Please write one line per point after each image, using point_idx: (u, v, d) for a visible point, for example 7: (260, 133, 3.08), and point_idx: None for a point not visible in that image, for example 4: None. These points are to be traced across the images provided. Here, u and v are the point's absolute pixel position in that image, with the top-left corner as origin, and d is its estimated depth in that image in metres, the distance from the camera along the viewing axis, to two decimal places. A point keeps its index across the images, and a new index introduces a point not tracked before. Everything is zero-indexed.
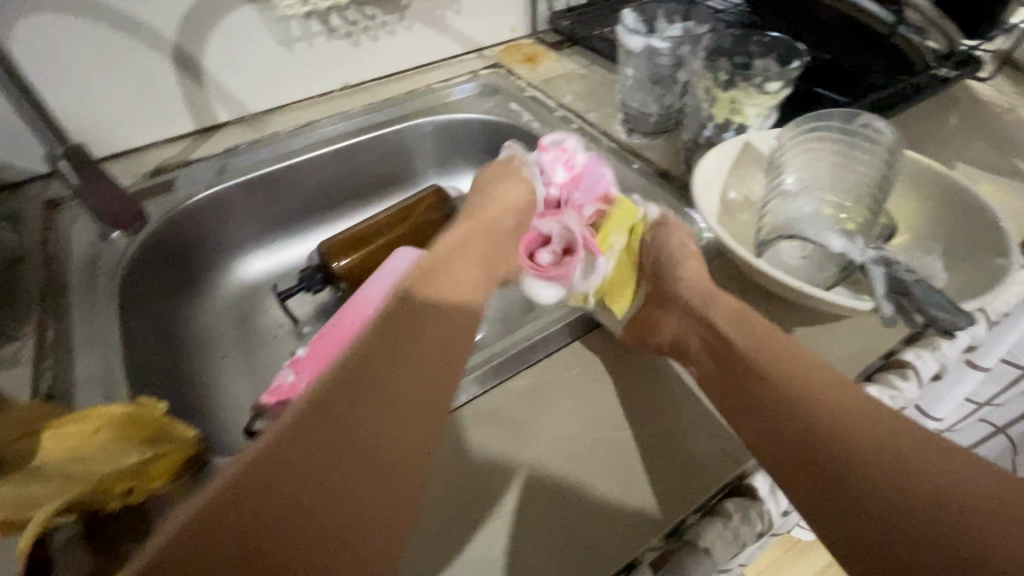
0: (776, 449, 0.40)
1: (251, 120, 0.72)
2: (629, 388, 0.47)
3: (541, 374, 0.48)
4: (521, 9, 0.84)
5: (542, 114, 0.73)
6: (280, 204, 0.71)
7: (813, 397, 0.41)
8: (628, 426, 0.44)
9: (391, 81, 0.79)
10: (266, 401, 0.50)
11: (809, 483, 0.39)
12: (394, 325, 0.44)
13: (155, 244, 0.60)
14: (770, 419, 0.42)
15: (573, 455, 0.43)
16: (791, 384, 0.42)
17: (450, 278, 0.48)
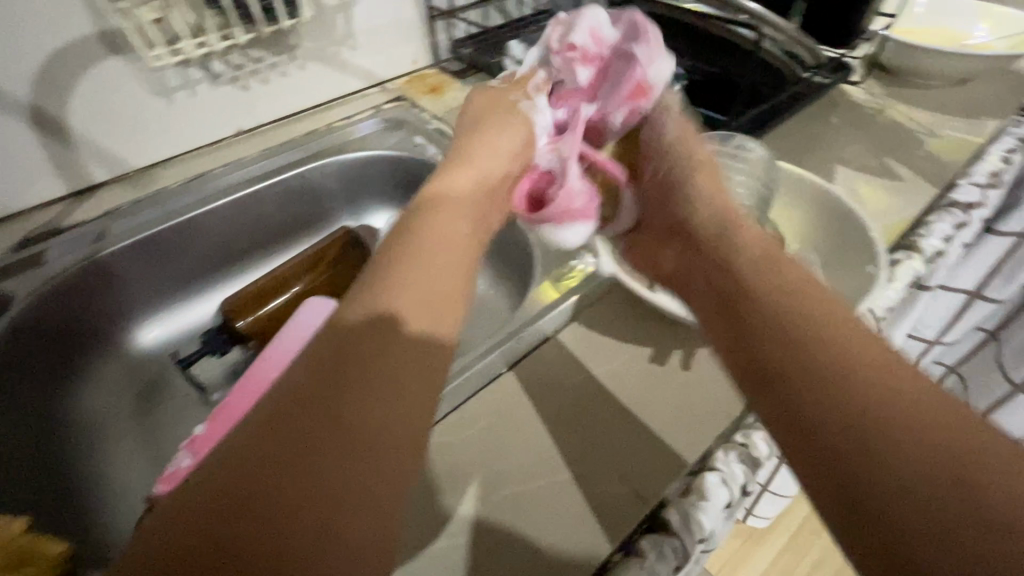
0: (793, 399, 0.36)
1: (134, 177, 0.67)
2: (561, 421, 0.44)
3: (468, 419, 0.45)
4: (421, 40, 0.83)
5: (447, 147, 0.72)
6: (175, 265, 0.66)
7: (842, 345, 0.36)
8: (556, 466, 0.41)
9: (289, 123, 0.76)
10: (158, 491, 0.45)
11: (820, 440, 0.34)
12: (359, 344, 0.35)
13: (23, 327, 0.54)
14: (790, 365, 0.37)
15: (498, 504, 0.39)
16: (824, 357, 0.36)
17: (423, 285, 0.39)
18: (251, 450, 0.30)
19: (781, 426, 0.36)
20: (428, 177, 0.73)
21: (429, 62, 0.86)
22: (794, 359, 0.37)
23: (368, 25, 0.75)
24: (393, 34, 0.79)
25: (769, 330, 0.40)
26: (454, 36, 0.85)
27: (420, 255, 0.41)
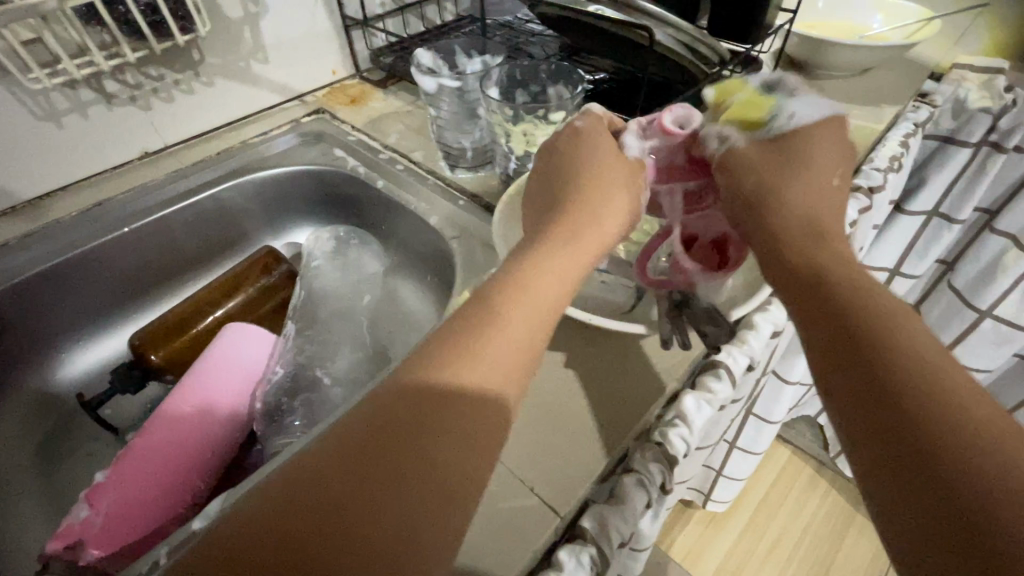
0: (847, 396, 0.30)
1: (29, 208, 0.63)
2: (504, 436, 0.43)
3: None
4: (338, 50, 0.81)
5: (368, 158, 0.70)
6: (79, 300, 0.62)
7: (901, 335, 0.30)
8: (490, 482, 0.41)
9: (201, 143, 0.72)
10: (51, 549, 0.42)
11: (876, 448, 0.28)
12: (422, 402, 0.32)
13: None
14: (849, 350, 0.31)
15: None
16: (889, 348, 0.30)
17: (488, 337, 0.35)
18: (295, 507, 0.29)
19: (837, 408, 0.31)
20: (350, 190, 0.71)
21: (349, 72, 0.84)
22: (844, 337, 0.31)
23: (278, 37, 0.73)
24: (307, 45, 0.76)
25: (819, 297, 0.34)
26: (373, 45, 0.84)
27: (503, 310, 0.35)
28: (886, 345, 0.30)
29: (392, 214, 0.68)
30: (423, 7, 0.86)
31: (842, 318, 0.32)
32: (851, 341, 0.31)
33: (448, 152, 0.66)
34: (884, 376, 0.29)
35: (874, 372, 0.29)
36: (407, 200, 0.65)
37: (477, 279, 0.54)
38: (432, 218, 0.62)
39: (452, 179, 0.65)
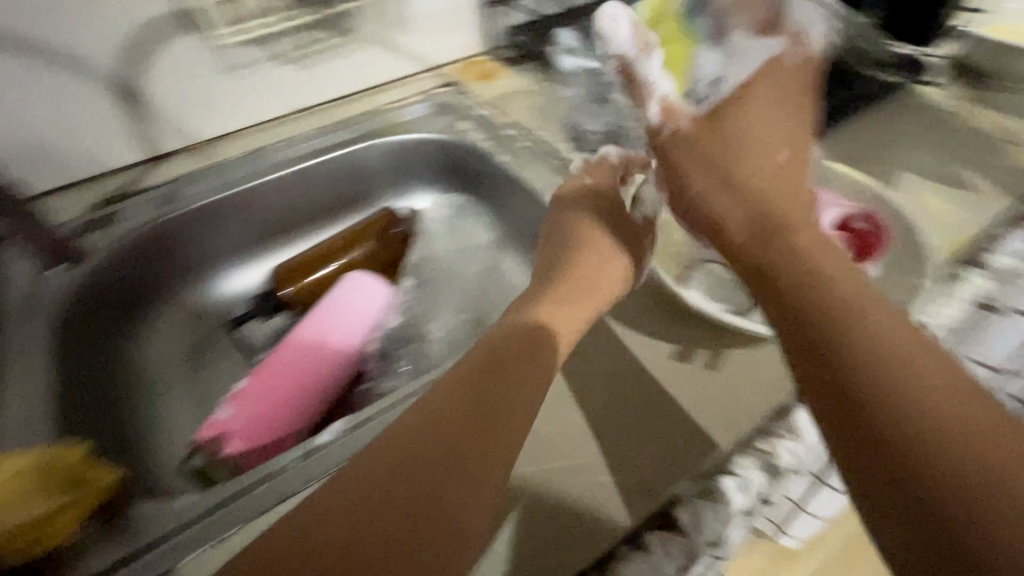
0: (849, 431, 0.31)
1: (201, 148, 0.72)
2: (595, 411, 0.45)
3: None
4: (476, 27, 0.83)
5: (491, 133, 0.73)
6: (229, 233, 0.70)
7: (903, 365, 0.31)
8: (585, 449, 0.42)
9: (343, 104, 0.78)
10: (201, 437, 0.50)
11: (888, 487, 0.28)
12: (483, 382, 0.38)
13: (98, 279, 0.60)
14: (853, 396, 0.31)
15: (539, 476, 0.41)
16: (884, 378, 0.31)
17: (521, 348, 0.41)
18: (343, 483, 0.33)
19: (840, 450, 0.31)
20: (471, 162, 0.74)
21: (483, 49, 0.87)
22: (864, 396, 0.31)
23: (424, 10, 0.77)
24: (449, 20, 0.80)
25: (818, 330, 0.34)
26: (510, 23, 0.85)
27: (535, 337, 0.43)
28: (914, 413, 0.29)
29: (507, 189, 0.70)
30: None
31: (860, 375, 0.31)
32: (864, 403, 0.30)
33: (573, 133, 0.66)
34: (904, 443, 0.29)
35: (899, 442, 0.29)
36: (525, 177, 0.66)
37: None
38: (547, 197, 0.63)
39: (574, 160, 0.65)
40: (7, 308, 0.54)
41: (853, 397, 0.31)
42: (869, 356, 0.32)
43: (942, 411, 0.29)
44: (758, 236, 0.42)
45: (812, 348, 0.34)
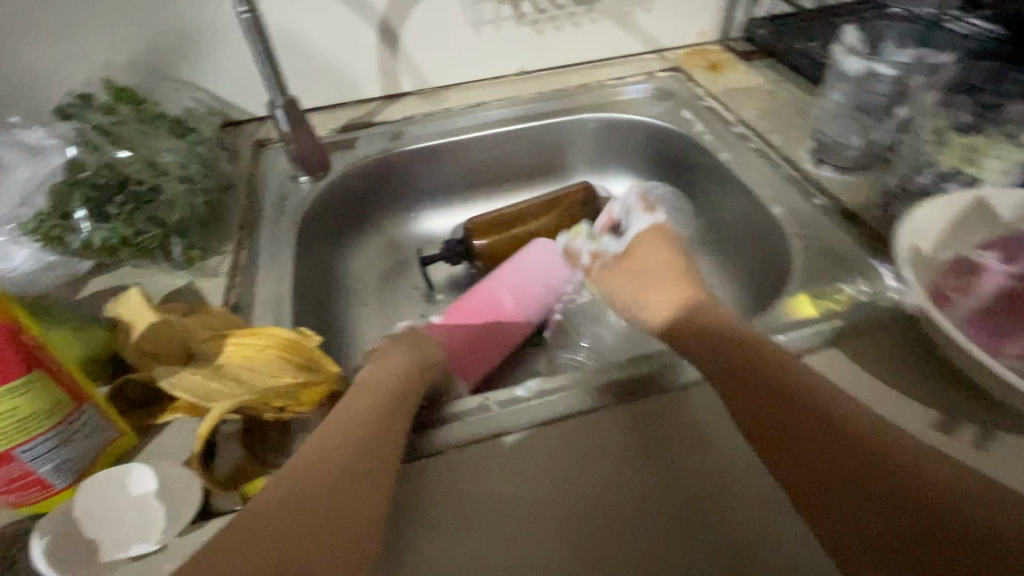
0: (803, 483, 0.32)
1: (431, 92, 0.74)
2: None
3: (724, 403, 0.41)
4: (715, 13, 0.77)
5: (716, 127, 0.67)
6: (439, 177, 0.72)
7: (805, 423, 0.34)
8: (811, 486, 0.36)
9: (564, 73, 0.77)
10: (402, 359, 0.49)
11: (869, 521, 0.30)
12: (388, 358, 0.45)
13: (331, 195, 0.64)
14: (763, 428, 0.35)
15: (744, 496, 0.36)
16: (839, 445, 0.33)
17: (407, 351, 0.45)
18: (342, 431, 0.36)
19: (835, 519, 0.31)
20: (688, 154, 0.68)
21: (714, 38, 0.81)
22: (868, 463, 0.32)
23: None
24: (691, 2, 0.75)
25: (786, 409, 0.35)
26: (751, 15, 0.79)
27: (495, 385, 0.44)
28: (820, 461, 0.33)
29: (723, 190, 0.65)
30: None
31: (842, 443, 0.33)
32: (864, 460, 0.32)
33: (817, 143, 0.59)
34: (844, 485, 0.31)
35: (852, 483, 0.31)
36: (752, 181, 0.60)
37: (822, 286, 0.48)
38: (777, 207, 0.56)
39: (811, 173, 0.58)
40: (263, 202, 0.60)
41: (818, 455, 0.33)
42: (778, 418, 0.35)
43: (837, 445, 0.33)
44: (689, 315, 0.45)
45: (760, 410, 0.36)
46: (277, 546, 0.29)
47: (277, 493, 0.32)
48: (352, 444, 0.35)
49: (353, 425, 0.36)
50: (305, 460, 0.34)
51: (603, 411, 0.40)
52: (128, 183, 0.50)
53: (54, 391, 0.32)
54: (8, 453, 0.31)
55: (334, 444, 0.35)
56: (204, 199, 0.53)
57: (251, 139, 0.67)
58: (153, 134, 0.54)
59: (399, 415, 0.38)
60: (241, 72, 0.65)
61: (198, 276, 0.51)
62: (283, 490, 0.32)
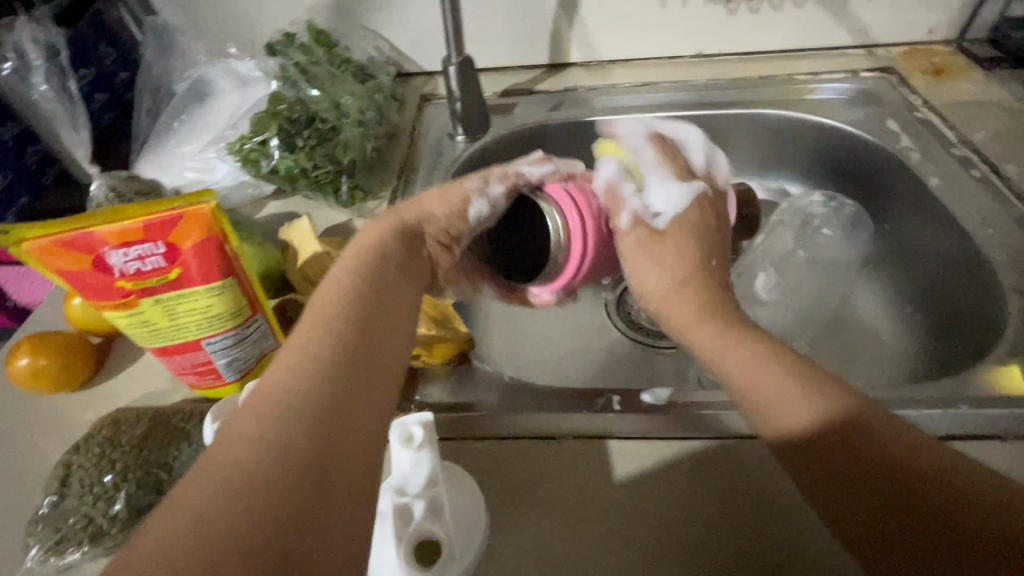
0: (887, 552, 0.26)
1: (597, 66, 0.71)
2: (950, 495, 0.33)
3: None
4: (959, 7, 0.64)
5: (931, 145, 0.57)
6: (588, 155, 0.69)
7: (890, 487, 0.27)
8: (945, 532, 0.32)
9: (747, 61, 0.69)
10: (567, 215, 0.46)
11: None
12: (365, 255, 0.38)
13: (482, 158, 0.65)
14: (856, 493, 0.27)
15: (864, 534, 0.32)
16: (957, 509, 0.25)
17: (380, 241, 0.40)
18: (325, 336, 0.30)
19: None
20: (883, 171, 0.59)
21: (947, 37, 0.67)
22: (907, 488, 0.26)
23: None
24: None
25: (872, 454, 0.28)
26: (1006, 13, 0.64)
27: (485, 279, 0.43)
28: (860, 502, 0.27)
29: (923, 220, 0.55)
30: None
31: (883, 466, 0.27)
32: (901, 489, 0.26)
33: None
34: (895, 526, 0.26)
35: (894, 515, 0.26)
36: (969, 217, 0.49)
37: None
38: (1000, 254, 0.46)
39: None
40: (421, 154, 0.62)
41: (859, 507, 0.27)
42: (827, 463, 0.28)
43: (888, 488, 0.27)
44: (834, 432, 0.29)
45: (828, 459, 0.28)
46: (306, 410, 0.26)
47: (297, 355, 0.29)
48: (358, 306, 0.33)
49: (326, 333, 0.30)
50: (304, 330, 0.30)
51: (734, 443, 0.37)
52: (315, 120, 0.54)
53: (240, 299, 0.36)
54: (200, 340, 0.36)
55: (325, 315, 0.32)
56: (373, 144, 0.56)
57: (418, 92, 0.70)
58: (340, 77, 0.58)
59: (396, 279, 0.37)
60: (422, 26, 0.67)
61: (358, 215, 0.55)
62: (305, 352, 0.29)
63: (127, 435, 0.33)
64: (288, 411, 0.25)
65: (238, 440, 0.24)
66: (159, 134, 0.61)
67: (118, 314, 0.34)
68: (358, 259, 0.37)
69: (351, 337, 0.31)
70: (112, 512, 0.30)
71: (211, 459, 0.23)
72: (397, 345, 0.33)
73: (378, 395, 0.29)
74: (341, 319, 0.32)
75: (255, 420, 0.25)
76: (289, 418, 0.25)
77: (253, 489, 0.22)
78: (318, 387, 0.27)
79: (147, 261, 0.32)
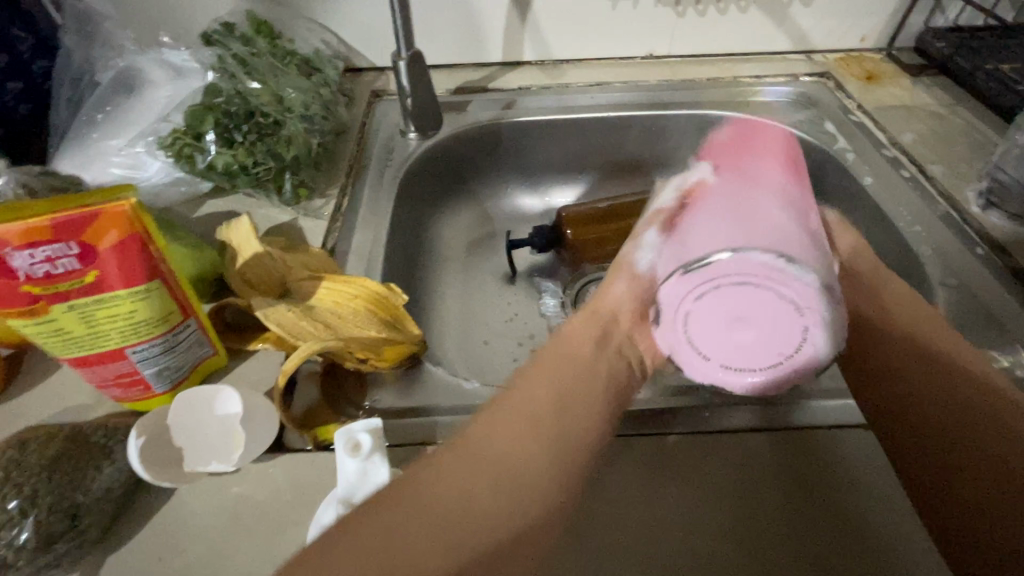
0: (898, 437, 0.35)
1: (551, 65, 0.71)
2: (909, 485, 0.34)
3: (800, 439, 0.37)
4: (888, 17, 0.68)
5: (865, 146, 0.59)
6: (543, 154, 0.69)
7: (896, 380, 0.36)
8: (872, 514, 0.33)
9: (697, 63, 0.71)
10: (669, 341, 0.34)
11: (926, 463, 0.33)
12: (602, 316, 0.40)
13: (434, 156, 0.63)
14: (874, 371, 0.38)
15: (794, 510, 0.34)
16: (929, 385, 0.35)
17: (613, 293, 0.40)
18: (521, 417, 0.32)
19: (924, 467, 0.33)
20: (822, 171, 0.61)
21: (878, 45, 0.71)
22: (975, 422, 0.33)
23: None
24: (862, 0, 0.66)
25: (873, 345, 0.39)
26: (929, 24, 0.68)
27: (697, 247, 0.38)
28: (925, 416, 0.35)
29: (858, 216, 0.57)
30: None
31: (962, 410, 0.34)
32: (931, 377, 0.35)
33: (991, 183, 0.50)
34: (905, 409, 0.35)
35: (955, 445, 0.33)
36: (899, 214, 0.52)
37: None
38: (927, 249, 0.49)
39: (976, 217, 0.50)
40: (371, 152, 0.60)
41: (913, 418, 0.35)
42: (890, 397, 0.36)
43: (949, 411, 0.34)
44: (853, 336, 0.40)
45: (904, 397, 0.36)
46: (488, 480, 0.28)
47: (518, 408, 0.32)
48: (565, 388, 0.34)
49: (520, 420, 0.31)
50: (526, 391, 0.33)
51: (676, 437, 0.37)
52: (255, 114, 0.51)
53: (168, 304, 0.33)
54: (122, 349, 0.33)
55: (544, 394, 0.33)
56: (319, 140, 0.54)
57: (369, 88, 0.67)
58: (283, 70, 0.55)
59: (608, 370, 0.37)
60: (371, 20, 0.65)
61: (302, 215, 0.53)
62: (492, 427, 0.31)
63: (34, 457, 0.30)
64: (507, 467, 0.29)
65: (424, 475, 0.28)
66: (81, 127, 0.56)
67: (24, 321, 0.30)
68: (584, 334, 0.39)
69: (552, 419, 0.32)
70: (18, 543, 0.27)
71: (432, 479, 0.28)
72: (588, 432, 0.32)
73: (568, 480, 0.30)
74: (552, 399, 0.33)
75: (472, 463, 0.29)
76: (456, 469, 0.28)
77: (454, 524, 0.26)
78: (525, 459, 0.30)
79: (58, 263, 0.29)
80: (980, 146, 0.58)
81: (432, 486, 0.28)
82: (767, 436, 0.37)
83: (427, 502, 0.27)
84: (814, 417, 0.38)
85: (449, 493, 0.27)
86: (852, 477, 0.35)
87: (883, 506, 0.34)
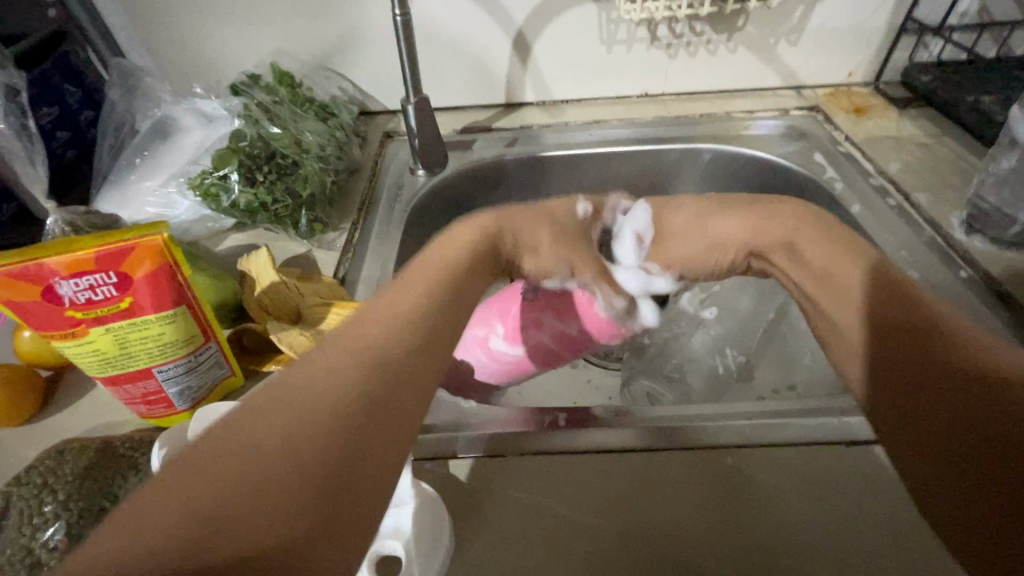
0: (912, 411, 0.29)
1: (551, 106, 0.76)
2: (832, 495, 0.36)
3: (781, 458, 0.38)
4: (873, 54, 0.71)
5: (852, 176, 0.62)
6: (544, 186, 0.73)
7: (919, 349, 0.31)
8: (846, 529, 0.35)
9: (689, 100, 0.75)
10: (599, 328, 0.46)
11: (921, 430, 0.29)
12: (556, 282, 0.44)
13: (441, 191, 0.68)
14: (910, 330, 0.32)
15: (773, 522, 0.35)
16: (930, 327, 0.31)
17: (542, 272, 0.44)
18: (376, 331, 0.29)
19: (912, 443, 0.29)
20: (815, 201, 0.63)
21: (865, 80, 0.74)
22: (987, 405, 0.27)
23: (826, 24, 0.68)
24: (846, 39, 0.70)
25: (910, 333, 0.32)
26: (914, 59, 0.71)
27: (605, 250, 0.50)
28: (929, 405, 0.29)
29: None
30: (1013, 30, 0.68)
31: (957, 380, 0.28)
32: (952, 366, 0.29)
33: (974, 210, 0.52)
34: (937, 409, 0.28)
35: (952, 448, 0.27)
36: (886, 241, 0.54)
37: None
38: (912, 273, 0.50)
39: (961, 242, 0.52)
40: (381, 188, 0.65)
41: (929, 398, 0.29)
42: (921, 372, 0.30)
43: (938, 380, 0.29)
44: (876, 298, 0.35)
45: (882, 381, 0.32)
46: (339, 409, 0.24)
47: (331, 371, 0.26)
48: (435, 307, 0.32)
49: (388, 321, 0.30)
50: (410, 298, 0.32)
51: (658, 454, 0.39)
52: (276, 156, 0.56)
53: (192, 326, 0.37)
54: (149, 368, 0.36)
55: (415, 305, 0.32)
56: (332, 179, 0.59)
57: (380, 130, 0.73)
58: (302, 116, 0.60)
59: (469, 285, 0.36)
60: (384, 70, 0.71)
61: (317, 247, 0.57)
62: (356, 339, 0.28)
63: (68, 467, 0.33)
64: (355, 366, 0.26)
65: (276, 409, 0.24)
66: (121, 169, 0.62)
67: (67, 342, 0.34)
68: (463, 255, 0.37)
69: (366, 374, 0.26)
70: (51, 543, 0.30)
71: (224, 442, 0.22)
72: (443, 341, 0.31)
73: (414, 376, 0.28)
74: (352, 370, 0.26)
75: (294, 409, 0.24)
76: (315, 395, 0.24)
77: (276, 469, 0.21)
78: (357, 376, 0.26)
79: (98, 290, 0.33)
80: (966, 174, 0.60)
81: (245, 436, 0.22)
82: (748, 453, 0.38)
83: (249, 439, 0.22)
84: (800, 434, 0.39)
85: (277, 433, 0.23)
86: (831, 495, 0.36)
87: (861, 521, 0.35)
